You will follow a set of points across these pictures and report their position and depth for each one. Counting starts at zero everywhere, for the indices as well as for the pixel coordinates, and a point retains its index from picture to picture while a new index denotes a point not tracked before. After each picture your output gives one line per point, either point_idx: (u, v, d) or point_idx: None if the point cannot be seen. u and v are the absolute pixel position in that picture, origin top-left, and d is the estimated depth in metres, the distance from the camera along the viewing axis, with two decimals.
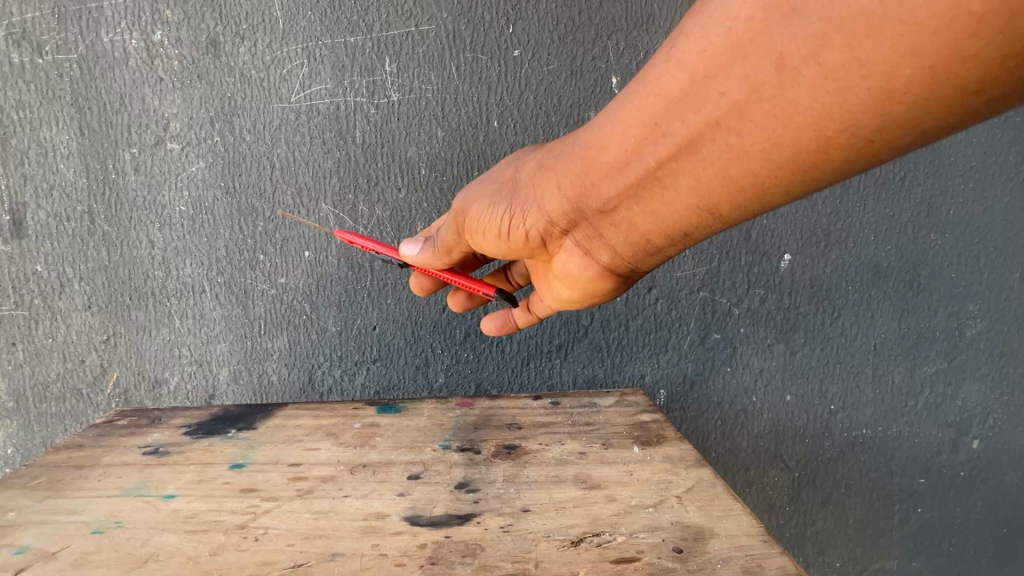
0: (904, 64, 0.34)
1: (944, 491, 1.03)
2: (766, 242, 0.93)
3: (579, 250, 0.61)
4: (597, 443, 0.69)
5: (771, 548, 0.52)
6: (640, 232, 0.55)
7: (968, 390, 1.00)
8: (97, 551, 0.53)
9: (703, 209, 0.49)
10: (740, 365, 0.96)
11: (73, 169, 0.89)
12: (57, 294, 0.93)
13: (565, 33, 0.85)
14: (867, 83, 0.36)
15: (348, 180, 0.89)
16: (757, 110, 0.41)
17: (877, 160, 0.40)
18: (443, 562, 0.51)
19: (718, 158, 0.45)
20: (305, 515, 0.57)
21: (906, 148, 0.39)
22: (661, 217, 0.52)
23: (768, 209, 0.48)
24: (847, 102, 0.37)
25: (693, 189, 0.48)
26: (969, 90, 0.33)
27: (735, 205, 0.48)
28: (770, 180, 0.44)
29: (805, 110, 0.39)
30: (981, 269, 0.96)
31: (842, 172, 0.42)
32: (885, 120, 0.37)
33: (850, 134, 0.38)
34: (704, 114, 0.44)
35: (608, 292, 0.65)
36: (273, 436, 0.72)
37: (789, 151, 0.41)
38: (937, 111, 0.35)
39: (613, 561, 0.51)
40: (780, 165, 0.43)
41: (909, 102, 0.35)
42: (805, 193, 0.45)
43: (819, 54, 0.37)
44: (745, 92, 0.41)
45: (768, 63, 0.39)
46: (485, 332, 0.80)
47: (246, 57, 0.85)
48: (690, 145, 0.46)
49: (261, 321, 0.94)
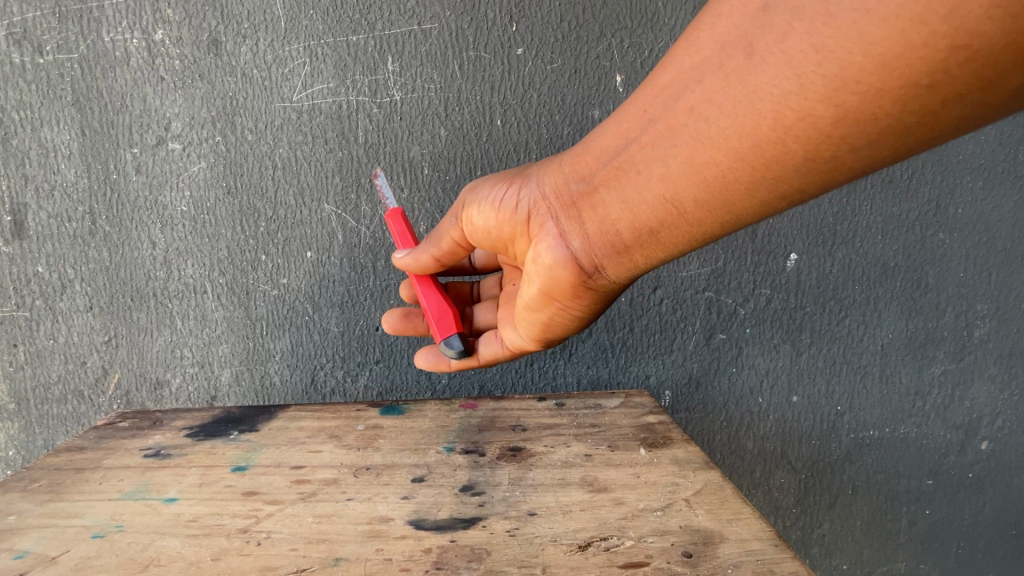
0: (855, 50, 0.36)
1: (953, 491, 1.02)
2: (773, 241, 0.92)
3: (546, 241, 0.58)
4: (603, 445, 0.68)
5: (783, 552, 0.51)
6: (609, 226, 0.54)
7: (976, 391, 0.99)
8: (98, 556, 0.52)
9: (671, 203, 0.49)
10: (745, 366, 0.95)
11: (74, 169, 0.88)
12: (58, 295, 0.92)
13: (569, 31, 0.84)
14: (822, 70, 0.38)
15: (351, 180, 0.88)
16: (726, 96, 0.43)
17: (837, 161, 0.41)
18: (448, 567, 0.50)
19: (688, 146, 0.46)
20: (308, 519, 0.56)
21: (864, 150, 0.40)
22: (630, 209, 0.52)
23: (732, 212, 0.48)
24: (804, 91, 0.39)
25: (662, 177, 0.48)
26: (922, 85, 0.35)
27: (700, 200, 0.48)
28: (733, 173, 0.45)
29: (766, 96, 0.41)
30: (989, 268, 0.95)
31: (803, 172, 0.43)
32: (839, 111, 0.38)
33: (807, 124, 0.40)
34: (682, 102, 0.45)
35: (568, 302, 0.61)
36: (275, 438, 0.71)
37: (750, 140, 0.43)
38: (891, 107, 0.37)
39: (622, 566, 0.50)
40: (741, 156, 0.44)
41: (862, 92, 0.37)
42: (768, 195, 0.46)
43: (783, 41, 0.39)
44: (718, 80, 0.43)
45: (740, 52, 0.41)
46: (420, 363, 0.73)
47: (247, 55, 0.84)
48: (668, 129, 0.47)
49: (263, 322, 0.94)
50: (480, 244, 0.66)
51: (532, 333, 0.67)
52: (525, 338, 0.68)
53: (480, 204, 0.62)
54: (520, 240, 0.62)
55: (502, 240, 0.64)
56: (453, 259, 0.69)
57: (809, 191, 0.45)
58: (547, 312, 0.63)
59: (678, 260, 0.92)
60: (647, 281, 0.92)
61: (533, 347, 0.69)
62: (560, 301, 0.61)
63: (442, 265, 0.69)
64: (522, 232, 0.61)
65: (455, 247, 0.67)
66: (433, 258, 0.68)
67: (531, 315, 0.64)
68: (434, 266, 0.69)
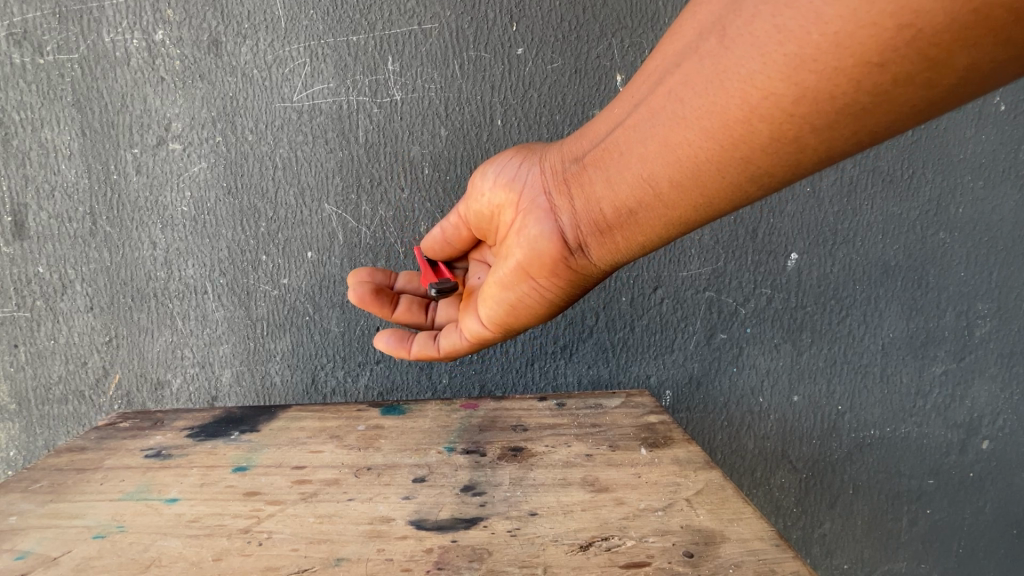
0: (812, 29, 0.36)
1: (954, 491, 1.02)
2: (773, 240, 0.92)
3: (528, 221, 0.59)
4: (604, 444, 0.68)
5: (784, 552, 0.51)
6: (592, 204, 0.54)
7: (977, 390, 0.99)
8: (99, 556, 0.52)
9: (648, 183, 0.49)
10: (746, 366, 0.95)
11: (74, 170, 0.88)
12: (59, 295, 0.92)
13: (569, 31, 0.84)
14: (782, 50, 0.38)
15: (351, 180, 0.88)
16: (698, 77, 0.43)
17: (800, 143, 0.41)
18: (450, 567, 0.50)
19: (664, 125, 0.46)
20: (309, 519, 0.56)
21: (824, 133, 0.40)
22: (612, 188, 0.52)
23: (708, 196, 0.47)
24: (769, 70, 0.39)
25: (641, 157, 0.49)
26: (873, 64, 0.35)
27: (674, 180, 0.48)
28: (703, 154, 0.45)
29: (733, 76, 0.41)
30: (990, 267, 0.95)
31: (769, 153, 0.42)
32: (800, 90, 0.38)
33: (770, 103, 0.40)
34: (663, 83, 0.46)
35: (545, 282, 0.60)
36: (276, 438, 0.71)
37: (719, 119, 0.43)
38: (847, 86, 0.37)
39: (623, 565, 0.50)
40: (711, 136, 0.44)
41: (819, 70, 0.37)
42: (738, 177, 0.45)
43: (751, 24, 0.39)
44: (692, 63, 0.43)
45: (713, 36, 0.42)
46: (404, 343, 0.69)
47: (248, 56, 0.84)
48: (648, 109, 0.47)
49: (263, 322, 0.94)
50: (477, 226, 0.67)
51: (496, 316, 0.64)
52: (488, 322, 0.65)
53: (482, 181, 0.63)
54: (506, 219, 0.62)
55: (493, 216, 0.64)
56: (461, 242, 0.71)
57: (777, 175, 0.44)
58: (519, 292, 0.61)
59: (679, 260, 0.92)
60: (647, 282, 0.92)
61: (495, 334, 0.66)
62: (536, 280, 0.60)
63: (448, 244, 0.71)
64: (510, 209, 0.61)
65: (458, 223, 0.69)
66: (440, 231, 0.70)
67: (501, 294, 0.62)
68: (464, 245, 0.71)
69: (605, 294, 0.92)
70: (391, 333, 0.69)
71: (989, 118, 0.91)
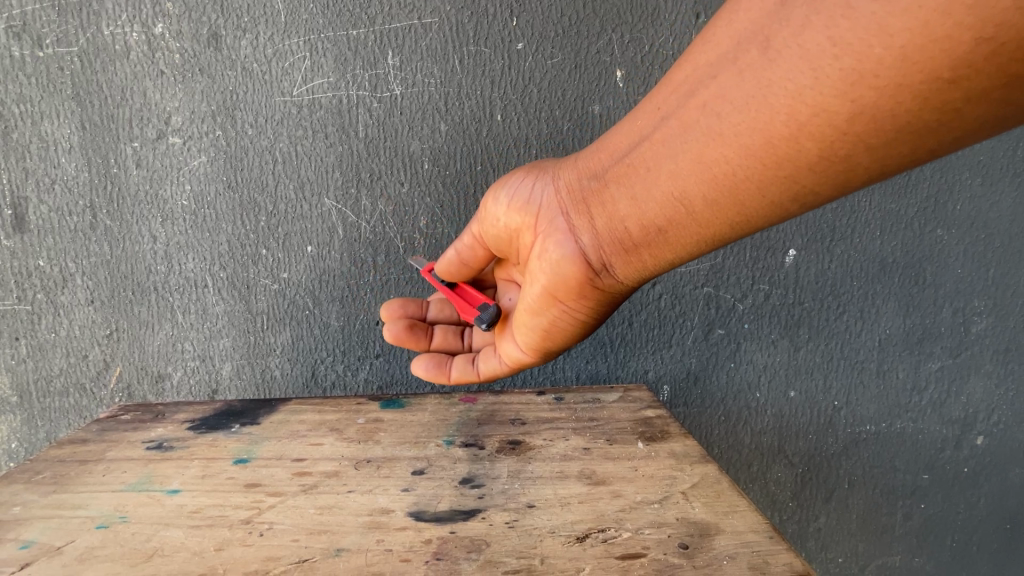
0: (875, 42, 0.35)
1: (949, 486, 1.03)
2: (771, 237, 0.93)
3: (554, 238, 0.60)
4: (601, 438, 0.69)
5: (778, 544, 0.52)
6: (618, 222, 0.55)
7: (973, 386, 1.00)
8: (102, 546, 0.53)
9: (680, 201, 0.50)
10: (744, 361, 0.96)
11: (74, 163, 0.88)
12: (60, 289, 0.93)
13: (569, 26, 0.84)
14: (838, 63, 0.37)
15: (351, 174, 0.89)
16: (741, 92, 0.43)
17: (853, 161, 0.41)
18: (448, 558, 0.51)
19: (700, 142, 0.47)
20: (310, 511, 0.57)
21: (881, 152, 0.40)
22: (640, 206, 0.53)
23: (745, 214, 0.48)
24: (820, 85, 0.39)
25: (671, 175, 0.50)
26: (944, 80, 0.35)
27: (707, 198, 0.48)
28: (744, 172, 0.45)
29: (781, 91, 0.41)
30: (987, 265, 0.96)
31: (816, 171, 0.43)
32: (856, 107, 0.38)
33: (822, 120, 0.40)
34: (697, 98, 0.46)
35: (573, 304, 0.61)
36: (277, 431, 0.72)
37: (762, 137, 0.43)
38: (911, 103, 0.36)
39: (619, 557, 0.51)
40: (753, 153, 0.44)
41: (880, 87, 0.37)
42: (780, 195, 0.46)
43: (799, 35, 0.39)
44: (732, 75, 0.44)
45: (755, 47, 0.42)
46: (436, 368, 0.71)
47: (247, 49, 0.84)
48: (680, 125, 0.48)
49: (264, 316, 0.94)
50: (495, 246, 0.68)
51: (531, 342, 0.66)
52: (526, 348, 0.67)
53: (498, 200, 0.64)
54: (524, 241, 0.64)
55: (511, 239, 0.65)
56: (476, 263, 0.70)
57: (822, 193, 0.45)
58: (549, 315, 0.62)
59: None
60: None
61: (534, 359, 0.68)
62: (564, 303, 0.61)
63: (463, 267, 0.71)
64: (527, 231, 0.63)
65: (474, 243, 0.69)
66: (455, 254, 0.70)
67: (533, 319, 0.63)
68: (480, 264, 0.71)
69: None
70: (429, 359, 0.71)
71: None
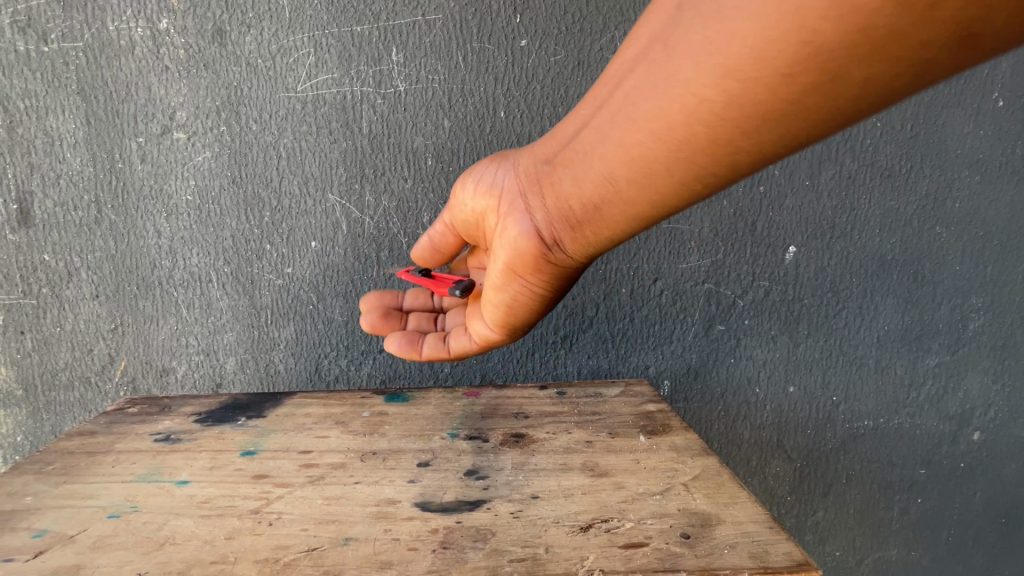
0: (735, 40, 0.37)
1: (945, 481, 1.04)
2: (771, 234, 0.93)
3: (508, 219, 0.60)
4: (603, 432, 0.70)
5: (777, 534, 0.53)
6: (558, 207, 0.55)
7: (970, 382, 1.01)
8: (114, 535, 0.54)
9: (609, 184, 0.50)
10: (744, 357, 0.97)
11: (79, 158, 0.89)
12: (65, 283, 0.94)
13: (572, 23, 0.85)
14: (711, 59, 0.39)
15: (355, 170, 0.89)
16: (647, 82, 0.44)
17: (733, 146, 0.42)
18: (455, 547, 0.52)
19: (619, 128, 0.47)
20: (318, 501, 0.58)
21: (755, 139, 0.41)
22: (575, 192, 0.53)
23: (666, 195, 0.48)
24: (700, 76, 0.40)
25: (600, 160, 0.49)
26: (785, 75, 0.37)
27: (631, 180, 0.48)
28: (652, 156, 0.46)
29: (675, 81, 0.42)
30: (985, 262, 0.97)
31: (709, 156, 0.44)
32: (727, 97, 0.39)
33: (703, 109, 0.41)
34: (622, 85, 0.46)
35: (530, 280, 0.61)
36: (283, 424, 0.73)
37: (661, 124, 0.44)
38: (766, 95, 0.38)
39: (622, 546, 0.52)
40: (660, 138, 0.44)
41: (743, 80, 0.38)
42: (687, 177, 0.46)
43: (689, 30, 0.40)
44: (644, 66, 0.44)
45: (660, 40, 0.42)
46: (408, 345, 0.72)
47: (252, 45, 0.85)
48: (607, 112, 0.48)
49: (268, 311, 0.95)
50: (465, 232, 0.69)
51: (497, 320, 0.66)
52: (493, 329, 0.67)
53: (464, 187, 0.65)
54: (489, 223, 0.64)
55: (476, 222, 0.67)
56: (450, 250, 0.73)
57: (720, 176, 0.45)
58: (507, 295, 0.63)
59: (678, 252, 0.93)
60: (647, 273, 0.94)
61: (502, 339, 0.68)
62: (521, 281, 0.61)
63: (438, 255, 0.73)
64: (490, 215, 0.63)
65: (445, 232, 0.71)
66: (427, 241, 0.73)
67: (495, 298, 0.64)
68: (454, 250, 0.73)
69: (605, 285, 0.94)
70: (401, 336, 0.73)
71: (988, 114, 0.92)
